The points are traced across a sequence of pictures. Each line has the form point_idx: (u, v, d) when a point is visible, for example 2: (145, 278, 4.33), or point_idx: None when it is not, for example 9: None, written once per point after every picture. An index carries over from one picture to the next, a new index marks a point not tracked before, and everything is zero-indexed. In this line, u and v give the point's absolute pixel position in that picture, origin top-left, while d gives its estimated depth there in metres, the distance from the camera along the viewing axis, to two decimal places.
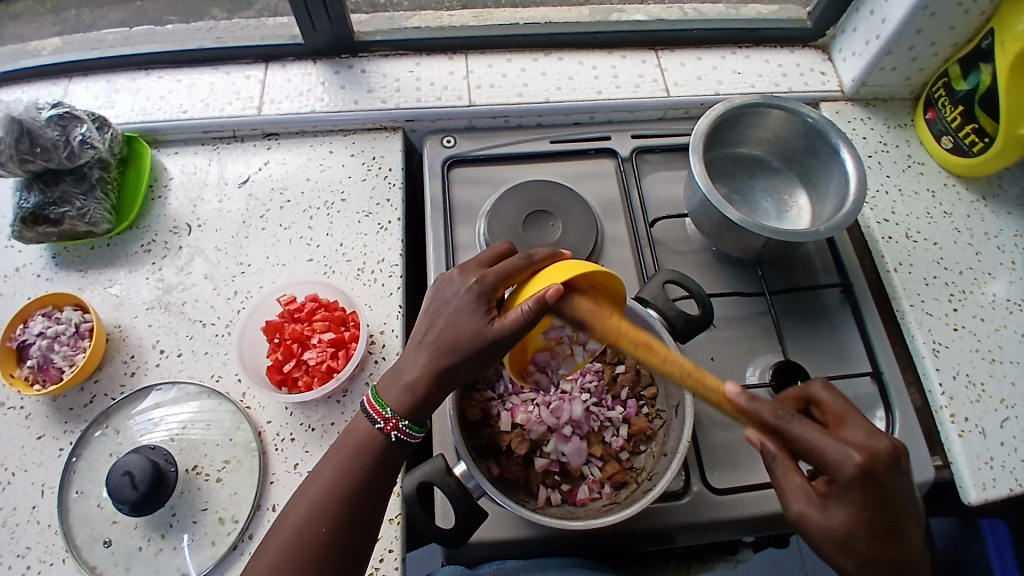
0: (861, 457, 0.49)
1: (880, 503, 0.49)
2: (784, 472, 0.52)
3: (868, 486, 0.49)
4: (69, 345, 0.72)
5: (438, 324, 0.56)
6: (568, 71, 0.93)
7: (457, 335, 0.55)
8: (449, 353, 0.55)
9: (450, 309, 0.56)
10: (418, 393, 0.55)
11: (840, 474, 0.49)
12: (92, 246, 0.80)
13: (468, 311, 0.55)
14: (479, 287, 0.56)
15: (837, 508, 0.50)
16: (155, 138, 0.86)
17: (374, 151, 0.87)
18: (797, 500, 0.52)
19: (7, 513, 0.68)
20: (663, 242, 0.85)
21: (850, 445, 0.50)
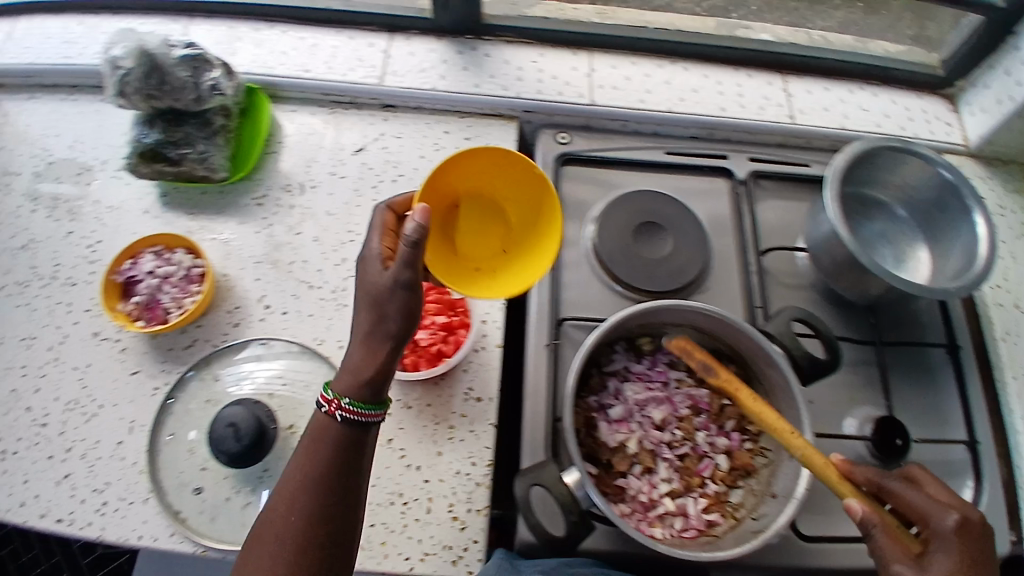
0: (957, 515, 0.54)
1: (981, 568, 0.52)
2: (887, 537, 0.54)
3: (969, 546, 0.52)
4: (178, 288, 0.72)
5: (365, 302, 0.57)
6: (693, 83, 0.91)
7: (373, 300, 0.55)
8: (381, 319, 0.55)
9: (363, 279, 0.57)
10: (365, 371, 0.55)
11: (938, 528, 0.54)
12: (203, 191, 0.80)
13: (370, 273, 0.57)
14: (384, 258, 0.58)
15: (940, 560, 0.52)
16: (274, 92, 0.85)
17: (489, 137, 0.86)
18: (897, 560, 0.53)
19: (92, 445, 0.69)
20: (771, 272, 0.84)
21: (947, 505, 0.55)
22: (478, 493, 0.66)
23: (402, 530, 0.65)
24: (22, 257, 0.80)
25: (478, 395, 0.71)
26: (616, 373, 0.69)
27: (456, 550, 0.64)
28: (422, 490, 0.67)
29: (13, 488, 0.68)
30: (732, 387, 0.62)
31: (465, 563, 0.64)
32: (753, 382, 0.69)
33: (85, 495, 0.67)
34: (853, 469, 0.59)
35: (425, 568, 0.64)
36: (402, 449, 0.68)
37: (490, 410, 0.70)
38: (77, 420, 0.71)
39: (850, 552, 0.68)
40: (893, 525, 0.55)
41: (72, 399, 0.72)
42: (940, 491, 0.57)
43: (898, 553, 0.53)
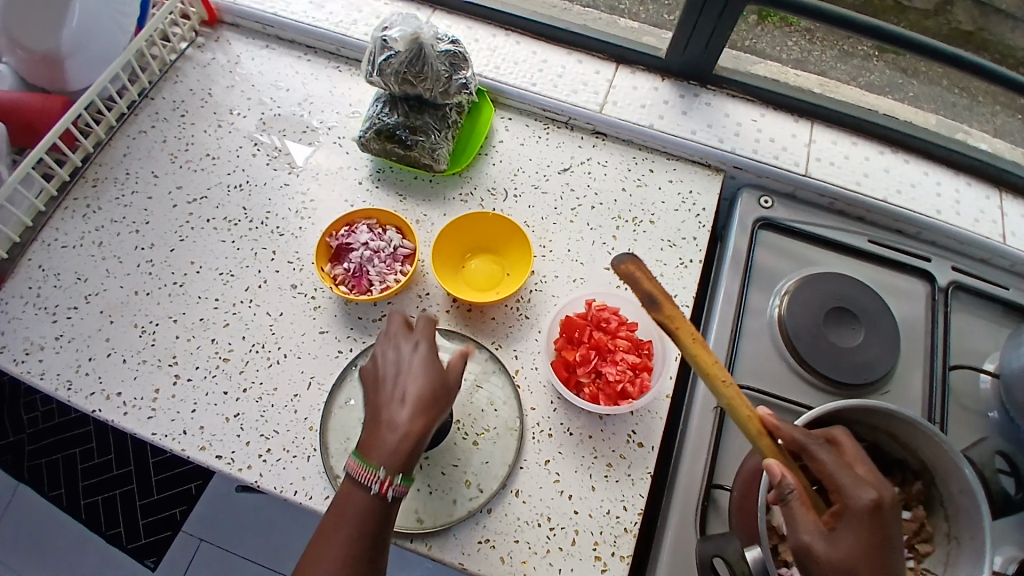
0: (874, 493, 0.50)
1: (885, 547, 0.49)
2: (799, 504, 0.51)
3: (879, 524, 0.50)
4: (385, 264, 0.75)
5: (396, 373, 0.59)
6: (912, 177, 0.87)
7: (433, 387, 0.58)
8: (413, 401, 0.57)
9: (384, 355, 0.61)
10: (393, 435, 0.55)
11: (852, 502, 0.51)
12: (416, 176, 0.84)
13: (404, 355, 0.60)
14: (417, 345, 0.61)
15: (847, 537, 0.50)
16: (497, 98, 0.89)
17: (692, 185, 0.85)
18: (807, 531, 0.51)
19: (268, 391, 0.73)
20: (954, 391, 0.79)
21: (862, 479, 0.52)
22: (625, 538, 0.65)
23: (543, 556, 0.64)
24: (235, 194, 0.86)
25: (641, 440, 0.70)
26: None
27: None
28: (569, 520, 0.66)
29: (181, 414, 0.72)
30: (674, 325, 0.51)
31: None
32: (934, 503, 0.65)
33: (252, 438, 0.71)
34: (781, 426, 0.55)
35: None
36: (557, 474, 0.68)
37: (650, 459, 0.69)
38: (258, 364, 0.75)
39: None
40: (803, 488, 0.53)
41: (256, 342, 0.76)
42: (857, 457, 0.54)
43: (803, 522, 0.51)
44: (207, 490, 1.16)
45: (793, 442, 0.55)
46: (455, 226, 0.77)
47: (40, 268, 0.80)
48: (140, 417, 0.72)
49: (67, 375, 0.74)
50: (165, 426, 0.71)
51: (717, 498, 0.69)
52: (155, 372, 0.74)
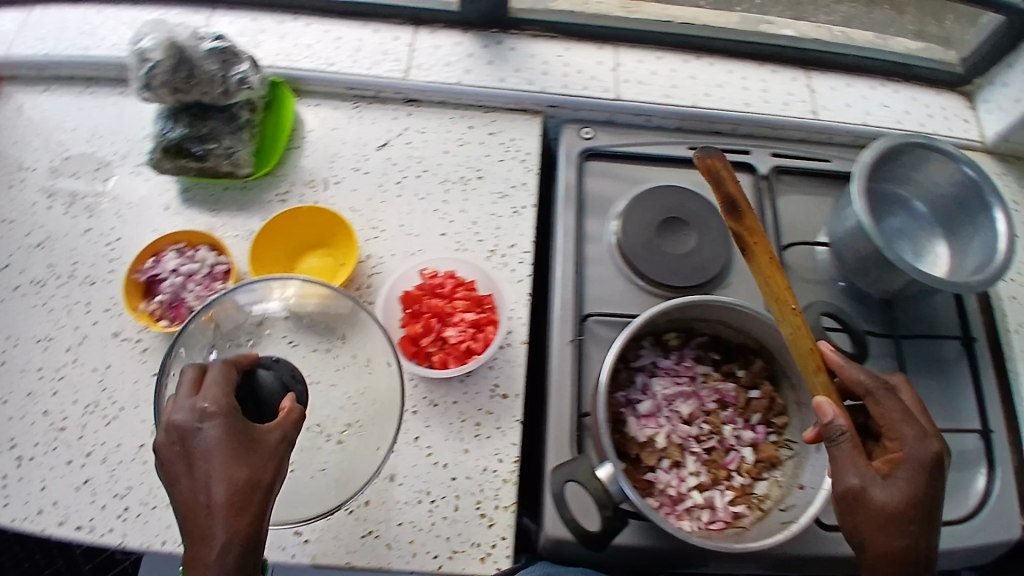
0: (937, 449, 0.56)
1: (926, 496, 0.55)
2: (854, 449, 0.56)
3: (930, 476, 0.55)
4: (202, 286, 0.71)
5: (180, 463, 0.49)
6: (718, 79, 0.91)
7: (258, 467, 0.49)
8: (237, 488, 0.48)
9: (174, 425, 0.50)
10: (210, 550, 0.46)
11: (911, 455, 0.56)
12: (226, 187, 0.80)
13: (200, 446, 0.49)
14: (204, 432, 0.49)
15: (900, 483, 0.55)
16: (297, 86, 0.85)
17: (513, 132, 0.85)
18: (861, 475, 0.55)
19: (109, 450, 0.68)
20: (793, 268, 0.83)
21: (915, 431, 0.56)
22: (505, 489, 0.66)
23: (429, 529, 0.65)
24: (36, 254, 0.78)
25: (504, 392, 0.70)
26: (643, 368, 0.69)
27: (483, 547, 0.64)
28: (448, 488, 0.66)
29: (30, 496, 0.66)
30: (754, 238, 0.65)
31: (493, 561, 0.64)
32: (778, 376, 0.69)
33: (106, 500, 0.66)
34: (844, 366, 0.61)
35: (454, 566, 0.63)
36: (429, 447, 0.68)
37: (517, 407, 0.70)
38: (98, 424, 0.70)
39: None
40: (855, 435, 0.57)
41: (90, 402, 0.71)
42: (918, 410, 0.61)
43: (862, 469, 0.56)
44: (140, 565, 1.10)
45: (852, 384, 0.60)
46: (279, 222, 0.74)
47: None
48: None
49: None
50: (17, 510, 0.66)
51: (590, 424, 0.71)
52: None
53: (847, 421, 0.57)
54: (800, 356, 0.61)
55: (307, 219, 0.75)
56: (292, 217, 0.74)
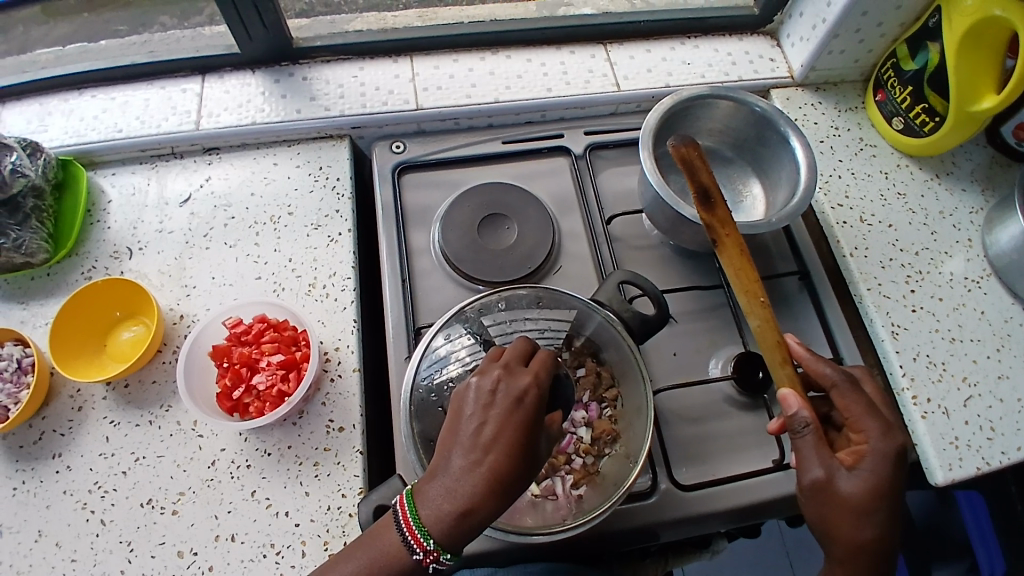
0: (901, 442, 0.57)
1: (897, 485, 0.56)
2: (816, 439, 0.57)
3: (897, 466, 0.57)
4: (12, 382, 0.69)
5: (493, 416, 0.51)
6: (517, 69, 0.92)
7: (519, 438, 0.50)
8: (517, 452, 0.50)
9: (478, 400, 0.52)
10: (456, 497, 0.48)
11: (875, 445, 0.56)
12: (32, 277, 0.77)
13: (489, 410, 0.51)
14: (530, 391, 0.52)
15: (867, 473, 0.56)
16: (91, 160, 0.83)
17: (322, 160, 0.84)
18: (825, 465, 0.56)
19: None
20: (621, 239, 0.84)
21: (880, 422, 0.58)
22: (351, 523, 0.65)
23: None
24: None
25: (340, 424, 0.69)
26: None
27: None
28: (293, 535, 0.64)
29: None
30: (721, 227, 0.64)
31: None
32: (600, 349, 0.70)
33: None
34: (817, 364, 0.61)
35: None
36: (268, 498, 0.66)
37: (354, 437, 0.69)
38: None
39: (725, 496, 0.70)
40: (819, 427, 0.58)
41: None
42: (882, 400, 0.62)
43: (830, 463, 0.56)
44: None
45: (822, 379, 0.60)
46: (82, 297, 0.71)
47: None
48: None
49: None
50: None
51: None
52: None
53: (812, 415, 0.57)
54: (765, 348, 0.61)
55: (96, 294, 0.72)
56: (79, 298, 0.71)
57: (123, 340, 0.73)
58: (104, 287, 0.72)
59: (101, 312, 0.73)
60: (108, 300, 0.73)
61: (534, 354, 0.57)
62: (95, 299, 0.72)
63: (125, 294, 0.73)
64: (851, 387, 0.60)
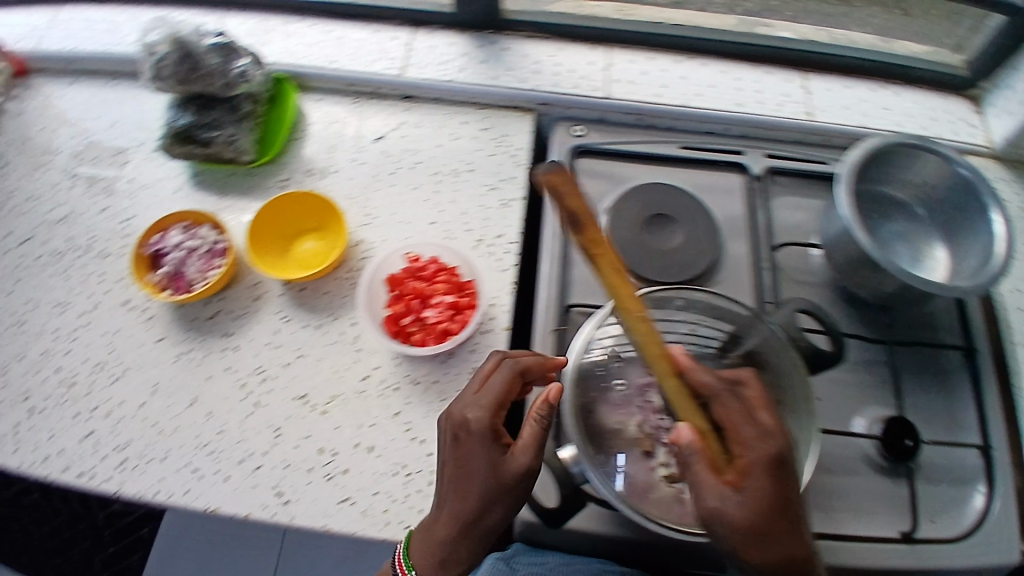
0: (777, 451, 0.50)
1: (789, 499, 0.50)
2: (701, 467, 0.51)
3: (781, 480, 0.50)
4: (203, 261, 0.75)
5: (450, 451, 0.56)
6: (709, 80, 0.92)
7: (470, 480, 0.55)
8: (467, 497, 0.54)
9: (447, 428, 0.57)
10: (438, 534, 0.55)
11: (751, 456, 0.51)
12: (231, 172, 0.84)
13: (479, 463, 0.54)
14: (479, 421, 0.56)
15: (753, 492, 0.49)
16: (302, 83, 0.89)
17: (504, 130, 0.87)
18: (713, 494, 0.50)
19: (114, 405, 0.72)
20: (784, 268, 0.84)
21: (750, 435, 0.52)
22: None
23: (404, 501, 0.65)
24: (58, 228, 0.84)
25: None
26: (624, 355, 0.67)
27: None
28: (424, 463, 0.67)
29: (38, 444, 0.70)
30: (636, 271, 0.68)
31: None
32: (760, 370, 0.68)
33: (107, 451, 0.69)
34: (693, 368, 0.56)
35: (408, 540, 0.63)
36: (408, 422, 0.69)
37: None
38: (103, 382, 0.73)
39: (843, 552, 0.68)
40: (713, 451, 0.52)
41: (99, 361, 0.75)
42: (765, 402, 0.56)
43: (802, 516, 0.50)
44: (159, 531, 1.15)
45: (693, 387, 0.56)
46: (278, 203, 0.78)
47: None
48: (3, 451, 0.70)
49: None
50: (26, 456, 0.70)
51: None
52: None
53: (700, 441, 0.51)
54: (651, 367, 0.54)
55: (300, 204, 0.79)
56: (286, 201, 0.78)
57: (308, 251, 0.78)
58: (309, 198, 0.79)
59: (298, 222, 0.79)
60: (307, 212, 0.79)
61: (517, 378, 0.59)
62: (297, 208, 0.79)
63: (321, 208, 0.79)
64: (735, 395, 0.55)
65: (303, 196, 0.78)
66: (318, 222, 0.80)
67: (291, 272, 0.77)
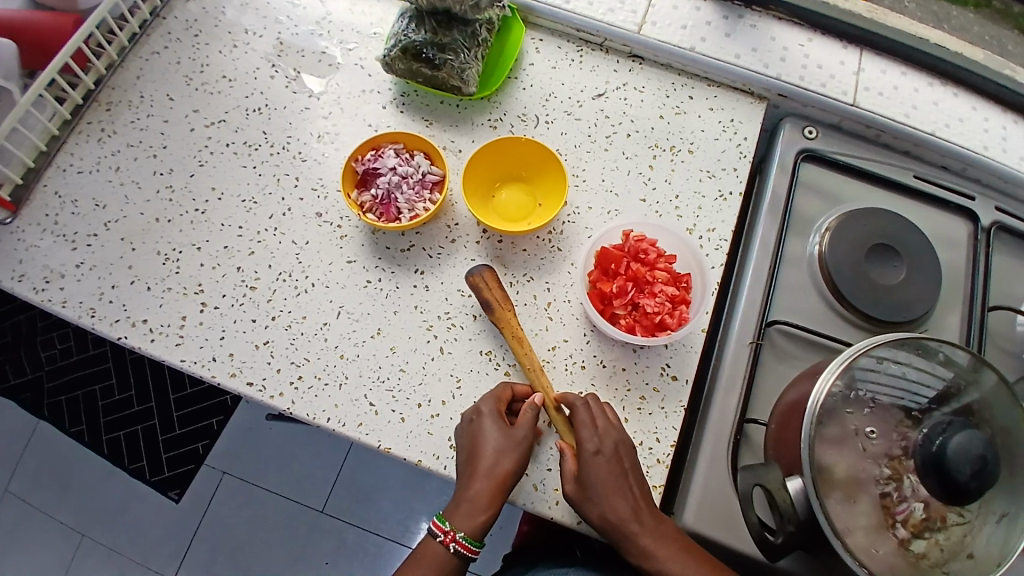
0: (599, 445, 0.60)
1: (622, 482, 0.60)
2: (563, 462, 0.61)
3: (610, 469, 0.60)
4: (414, 191, 0.71)
5: (468, 430, 0.62)
6: (960, 112, 0.83)
7: (492, 452, 0.60)
8: (495, 468, 0.59)
9: (472, 415, 0.62)
10: (465, 498, 0.60)
11: (586, 449, 0.60)
12: (442, 101, 0.79)
13: (492, 431, 0.60)
14: (489, 408, 0.62)
15: (587, 480, 0.59)
16: (529, 17, 0.84)
17: (735, 113, 0.81)
18: (568, 483, 0.61)
19: (297, 320, 0.68)
20: (990, 334, 0.78)
21: (604, 439, 0.61)
22: (657, 469, 0.65)
23: None
24: (255, 118, 0.77)
25: (674, 373, 0.68)
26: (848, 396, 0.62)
27: None
28: None
29: (208, 342, 0.67)
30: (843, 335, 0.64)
31: None
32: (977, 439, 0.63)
33: (284, 365, 0.66)
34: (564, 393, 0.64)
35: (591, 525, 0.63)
36: None
37: (683, 392, 0.68)
38: (286, 292, 0.69)
39: None
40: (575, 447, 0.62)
41: (285, 270, 0.70)
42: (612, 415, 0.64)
43: (611, 483, 0.59)
44: (238, 410, 1.28)
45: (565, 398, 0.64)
46: (501, 147, 0.75)
47: (55, 194, 0.73)
48: (168, 344, 0.67)
49: (90, 303, 0.68)
50: (194, 352, 0.66)
51: (750, 433, 0.69)
52: (170, 304, 0.68)
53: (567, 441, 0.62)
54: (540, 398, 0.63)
55: (524, 152, 0.75)
56: (512, 146, 0.75)
57: (517, 203, 0.75)
58: (535, 147, 0.74)
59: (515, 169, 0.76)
60: (529, 161, 0.76)
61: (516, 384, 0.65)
62: (522, 156, 0.75)
63: (542, 161, 0.75)
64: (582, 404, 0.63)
65: (531, 145, 0.74)
66: (535, 175, 0.76)
67: (494, 221, 0.74)
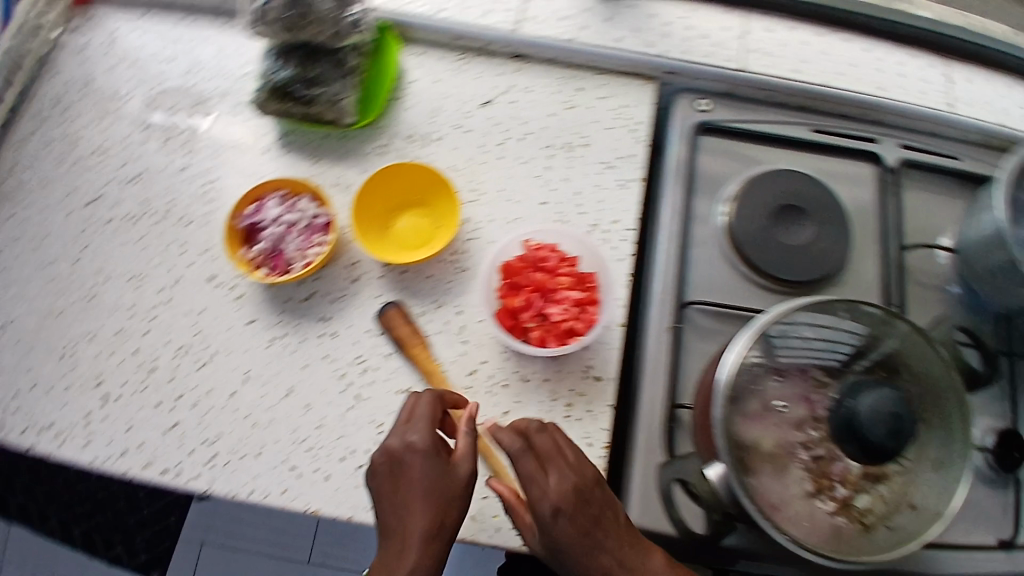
0: (551, 467, 0.56)
1: (580, 501, 0.56)
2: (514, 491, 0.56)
3: (565, 491, 0.55)
4: (302, 237, 0.70)
5: (394, 474, 0.56)
6: (851, 58, 0.82)
7: (427, 491, 0.55)
8: (433, 507, 0.54)
9: (396, 456, 0.56)
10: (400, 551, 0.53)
11: (537, 473, 0.56)
12: (326, 135, 0.77)
13: (423, 469, 0.55)
14: (416, 444, 0.56)
15: (541, 507, 0.55)
16: (405, 34, 0.81)
17: (625, 98, 0.80)
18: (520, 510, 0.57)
19: (202, 394, 0.66)
20: (913, 272, 0.77)
21: (553, 460, 0.56)
22: None
23: None
24: (134, 189, 0.75)
25: (596, 374, 0.68)
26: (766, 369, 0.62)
27: None
28: None
29: (116, 435, 0.65)
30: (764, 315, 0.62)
31: None
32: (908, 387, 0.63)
33: (196, 445, 0.64)
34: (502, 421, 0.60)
35: None
36: None
37: (607, 391, 0.67)
38: (190, 367, 0.67)
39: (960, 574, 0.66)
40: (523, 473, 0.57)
41: (183, 344, 0.68)
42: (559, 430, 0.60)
43: (566, 504, 0.55)
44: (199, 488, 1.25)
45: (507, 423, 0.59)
46: (383, 177, 0.73)
47: None
48: (77, 444, 0.64)
49: None
50: (104, 448, 0.64)
51: (682, 419, 0.69)
52: (73, 402, 0.66)
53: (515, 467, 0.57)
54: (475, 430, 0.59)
55: (408, 177, 0.74)
56: (393, 174, 0.73)
57: (412, 230, 0.74)
58: (417, 170, 0.74)
59: (403, 195, 0.75)
60: (414, 185, 0.75)
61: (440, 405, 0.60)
62: (406, 181, 0.74)
63: (428, 183, 0.74)
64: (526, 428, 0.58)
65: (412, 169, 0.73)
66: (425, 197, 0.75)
67: (392, 254, 0.72)
